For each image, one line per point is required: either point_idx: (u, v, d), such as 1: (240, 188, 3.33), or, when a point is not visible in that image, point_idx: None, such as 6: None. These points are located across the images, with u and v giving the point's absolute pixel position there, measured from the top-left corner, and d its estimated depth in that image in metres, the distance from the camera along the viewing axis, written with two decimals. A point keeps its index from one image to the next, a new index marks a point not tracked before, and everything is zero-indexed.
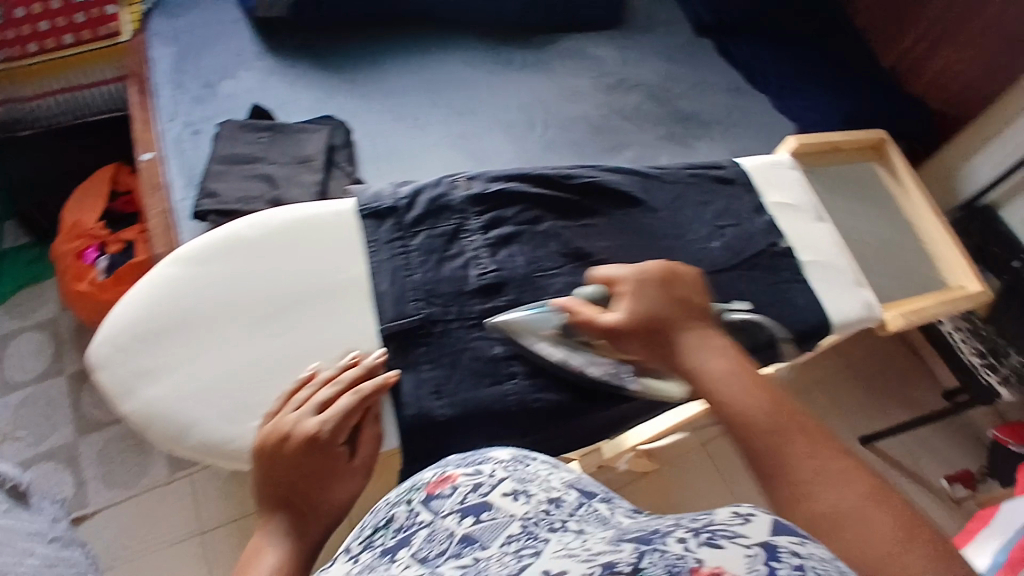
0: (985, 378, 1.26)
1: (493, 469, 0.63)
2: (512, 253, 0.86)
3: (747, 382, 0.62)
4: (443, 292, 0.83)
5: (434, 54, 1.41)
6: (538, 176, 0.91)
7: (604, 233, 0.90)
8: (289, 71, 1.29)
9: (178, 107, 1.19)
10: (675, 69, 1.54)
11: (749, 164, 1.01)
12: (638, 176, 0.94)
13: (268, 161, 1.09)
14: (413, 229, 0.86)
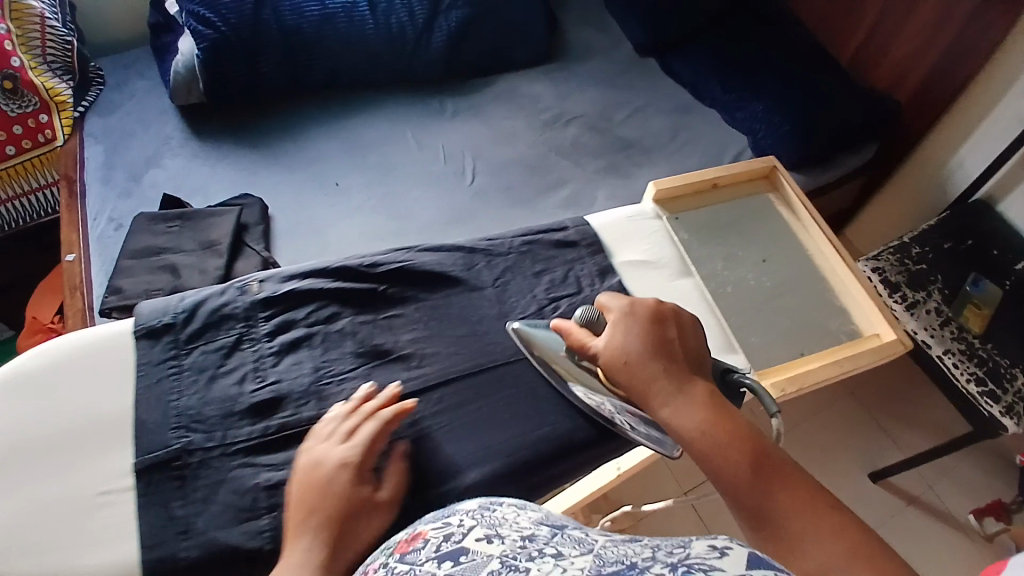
0: (986, 410, 1.07)
1: (461, 516, 0.51)
2: (299, 359, 0.80)
3: (721, 437, 0.60)
4: (206, 416, 0.74)
5: (361, 114, 1.40)
6: (340, 269, 0.86)
7: (413, 323, 0.85)
8: (213, 152, 1.31)
9: (104, 204, 1.22)
10: (614, 96, 1.50)
11: (603, 224, 1.00)
12: (467, 254, 0.92)
13: (175, 251, 1.10)
14: (189, 344, 0.79)
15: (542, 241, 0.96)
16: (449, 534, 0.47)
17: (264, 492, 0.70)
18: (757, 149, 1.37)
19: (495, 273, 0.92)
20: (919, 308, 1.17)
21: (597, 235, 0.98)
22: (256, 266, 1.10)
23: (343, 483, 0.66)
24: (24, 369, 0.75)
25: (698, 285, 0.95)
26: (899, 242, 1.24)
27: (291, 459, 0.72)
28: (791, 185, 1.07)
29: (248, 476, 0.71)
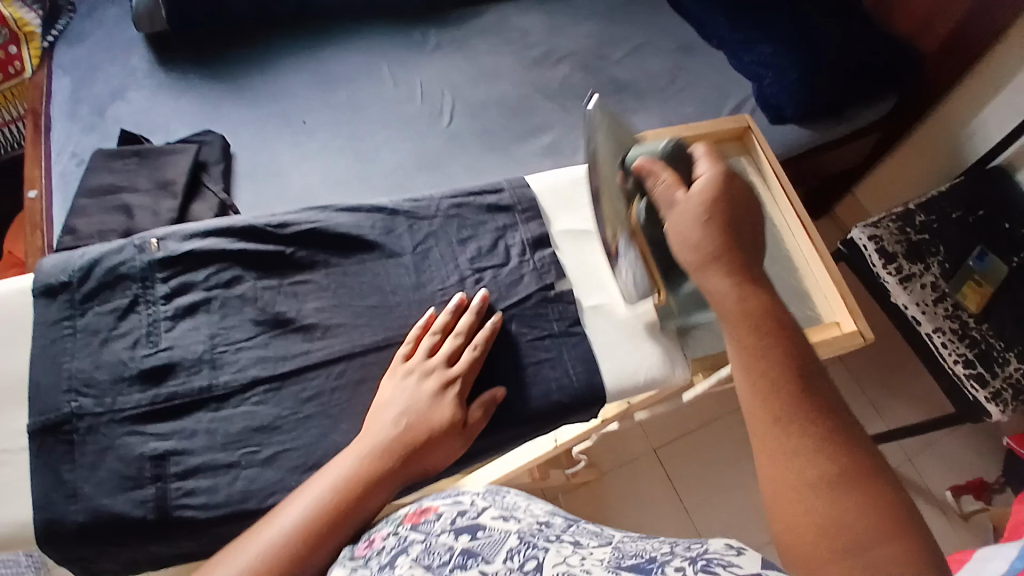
0: (971, 393, 1.11)
1: (473, 497, 0.53)
2: (195, 325, 0.71)
3: (760, 324, 0.55)
4: (98, 381, 0.67)
5: (336, 46, 1.32)
6: (245, 227, 0.75)
7: (320, 291, 0.74)
8: (179, 84, 1.24)
9: (67, 139, 1.18)
10: (612, 31, 1.38)
11: (542, 185, 0.87)
12: (388, 215, 0.80)
13: (130, 189, 1.06)
14: (84, 304, 0.71)
15: (477, 202, 0.83)
16: (463, 512, 0.50)
17: (149, 463, 0.65)
18: (760, 99, 1.25)
19: (417, 238, 0.79)
20: (914, 282, 1.18)
21: (535, 198, 0.85)
22: (212, 209, 1.06)
23: (444, 406, 0.66)
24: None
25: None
26: (904, 210, 1.24)
27: (180, 431, 0.66)
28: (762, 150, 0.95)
29: (136, 445, 0.65)
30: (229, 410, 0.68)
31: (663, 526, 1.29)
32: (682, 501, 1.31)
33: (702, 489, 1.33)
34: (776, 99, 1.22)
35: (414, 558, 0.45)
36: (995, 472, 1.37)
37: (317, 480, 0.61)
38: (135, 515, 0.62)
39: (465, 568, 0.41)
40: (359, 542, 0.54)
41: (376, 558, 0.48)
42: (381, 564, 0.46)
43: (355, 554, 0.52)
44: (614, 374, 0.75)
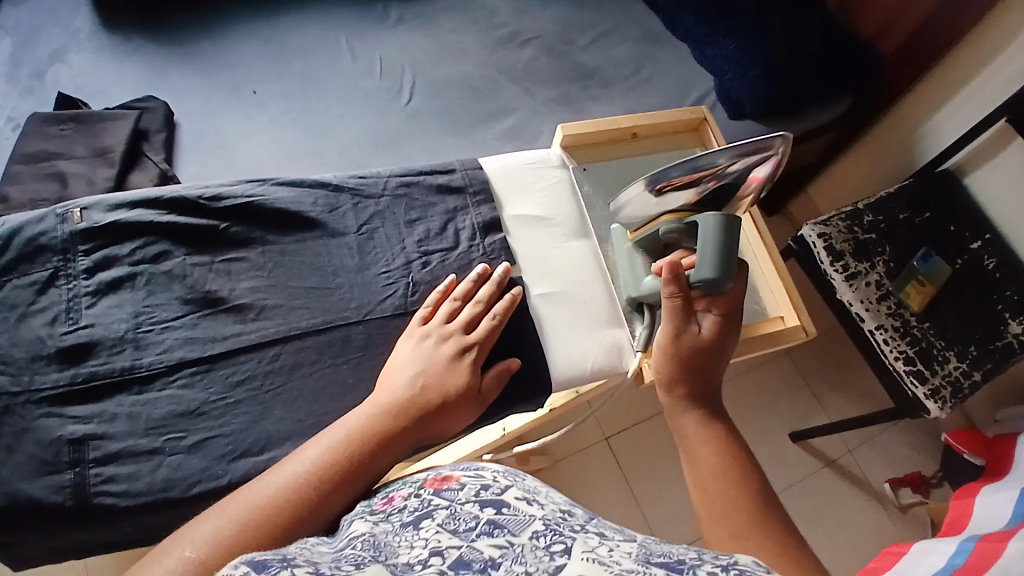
0: (910, 390, 1.17)
1: (494, 473, 0.48)
2: (120, 302, 0.67)
3: (716, 444, 0.56)
4: (13, 358, 0.63)
5: (294, 15, 1.26)
6: (175, 199, 0.71)
7: (257, 269, 0.71)
8: (123, 47, 1.17)
9: (3, 103, 1.10)
10: (580, 16, 1.36)
11: (494, 167, 0.84)
12: (331, 192, 0.77)
13: (65, 156, 0.99)
14: (1, 276, 0.66)
15: (425, 182, 0.80)
16: (486, 485, 0.46)
17: (67, 447, 0.61)
18: (721, 93, 1.24)
19: (362, 217, 0.77)
20: (859, 280, 1.22)
21: (487, 181, 0.82)
22: (154, 179, 1.00)
23: (462, 371, 0.66)
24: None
25: (594, 249, 0.83)
26: (853, 209, 1.27)
27: (100, 413, 0.63)
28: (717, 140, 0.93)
29: (53, 427, 0.61)
30: (152, 393, 0.64)
31: (612, 512, 1.31)
32: (631, 488, 1.33)
33: (651, 477, 1.35)
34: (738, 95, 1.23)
35: (440, 523, 0.42)
36: (931, 465, 1.44)
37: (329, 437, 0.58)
38: (50, 503, 0.59)
39: (491, 538, 0.39)
40: (375, 497, 0.51)
41: (397, 515, 0.45)
42: (404, 524, 0.43)
43: (373, 509, 0.49)
44: (561, 363, 0.76)
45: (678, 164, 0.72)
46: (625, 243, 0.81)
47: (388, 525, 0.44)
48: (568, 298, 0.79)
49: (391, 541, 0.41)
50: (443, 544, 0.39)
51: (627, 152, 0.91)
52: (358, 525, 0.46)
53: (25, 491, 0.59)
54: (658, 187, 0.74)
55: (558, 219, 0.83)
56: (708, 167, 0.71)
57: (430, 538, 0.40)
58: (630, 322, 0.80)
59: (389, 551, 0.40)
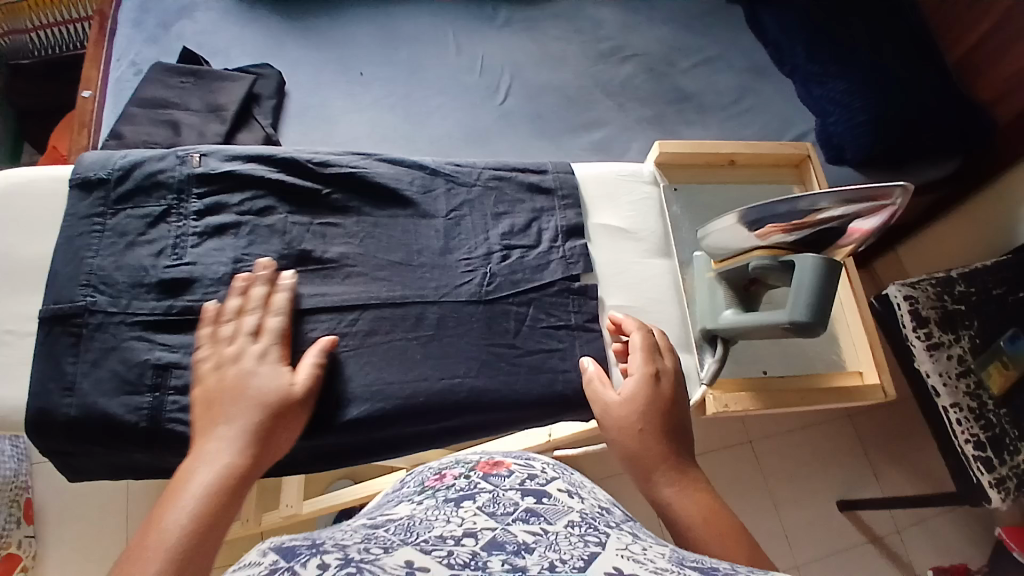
0: (974, 475, 1.09)
1: (543, 464, 0.53)
2: (222, 246, 0.71)
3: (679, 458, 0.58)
4: (115, 281, 0.68)
5: (406, 4, 1.31)
6: (287, 158, 0.75)
7: (348, 236, 0.75)
8: (246, 14, 1.24)
9: (130, 47, 1.19)
10: (683, 38, 1.34)
11: (587, 175, 0.85)
12: (427, 175, 0.80)
13: (182, 108, 1.06)
14: (117, 205, 0.71)
15: (518, 180, 0.82)
16: (533, 476, 0.50)
17: (150, 371, 0.65)
18: (822, 134, 1.22)
19: (452, 203, 0.79)
20: (941, 351, 1.15)
21: (577, 187, 0.83)
22: (257, 140, 1.06)
23: (281, 380, 0.61)
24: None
25: (674, 270, 0.82)
26: (945, 276, 1.20)
27: (187, 343, 0.67)
28: (817, 181, 0.90)
29: (140, 351, 0.66)
30: None
31: None
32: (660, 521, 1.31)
33: None
34: (839, 137, 1.19)
35: (479, 506, 0.45)
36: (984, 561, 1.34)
37: (163, 526, 0.46)
38: (126, 419, 0.63)
39: (525, 523, 0.42)
40: (427, 476, 0.54)
41: (444, 492, 0.48)
42: (447, 500, 0.47)
43: (423, 488, 0.52)
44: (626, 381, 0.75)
45: (776, 205, 0.68)
46: (707, 273, 0.80)
47: (432, 502, 0.47)
48: (642, 315, 0.79)
49: (428, 518, 0.44)
50: (478, 525, 0.42)
51: (721, 179, 0.90)
52: (402, 507, 0.49)
53: (106, 406, 0.63)
54: (752, 222, 0.70)
55: (643, 233, 0.82)
56: (808, 211, 0.67)
57: (467, 518, 0.43)
58: (700, 353, 0.79)
59: (424, 527, 0.43)
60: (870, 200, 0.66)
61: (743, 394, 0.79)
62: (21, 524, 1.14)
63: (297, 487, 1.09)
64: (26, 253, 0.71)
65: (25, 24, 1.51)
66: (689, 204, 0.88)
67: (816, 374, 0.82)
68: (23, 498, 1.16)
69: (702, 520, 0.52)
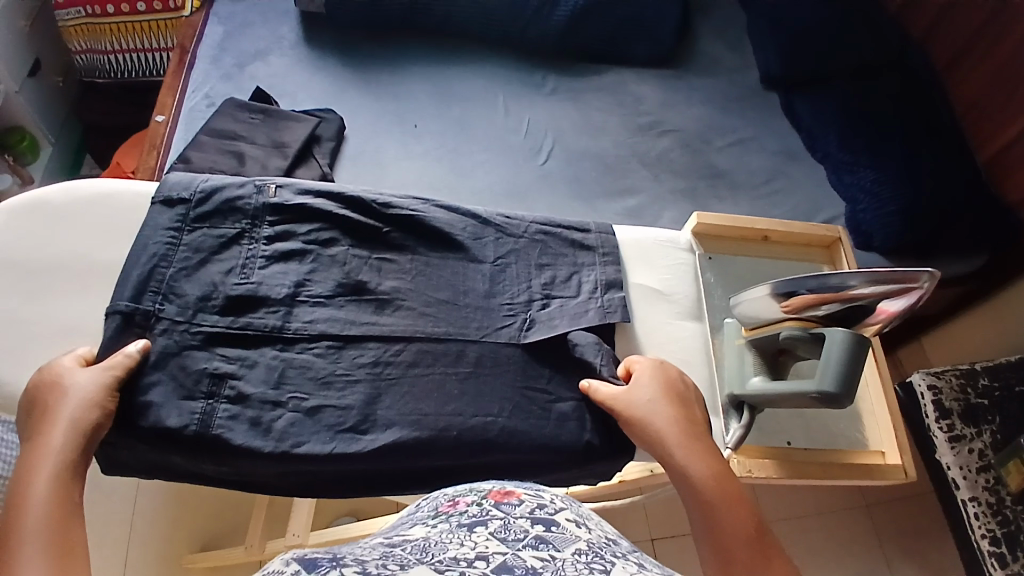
0: (989, 572, 1.08)
1: (551, 496, 0.54)
2: (286, 271, 0.76)
3: (685, 436, 0.69)
4: (184, 295, 0.72)
5: (462, 66, 1.40)
6: (354, 197, 0.81)
7: (402, 272, 0.79)
8: (316, 63, 1.35)
9: (205, 81, 1.29)
10: (721, 119, 1.41)
11: (626, 237, 0.89)
12: (479, 222, 0.84)
13: (248, 141, 1.14)
14: (195, 223, 0.76)
15: (562, 235, 0.87)
16: (542, 504, 0.51)
17: (206, 379, 0.69)
18: (851, 221, 1.26)
19: (500, 251, 0.84)
20: (962, 444, 1.15)
21: (618, 247, 0.87)
22: (314, 177, 1.14)
23: (89, 376, 0.65)
24: (48, 196, 0.78)
25: (704, 334, 0.85)
26: (968, 368, 1.20)
27: (243, 357, 0.70)
28: (847, 264, 0.93)
29: (198, 359, 0.69)
30: (292, 353, 0.72)
31: None
32: None
33: None
34: (868, 225, 1.24)
35: (491, 530, 0.46)
36: None
37: (21, 515, 0.54)
38: (174, 423, 0.66)
39: (535, 550, 0.43)
40: (440, 503, 0.55)
41: (456, 518, 0.50)
42: (459, 525, 0.48)
43: (436, 513, 0.54)
44: None
45: (806, 279, 0.70)
46: (737, 340, 0.82)
47: (445, 525, 0.49)
48: None
49: (443, 539, 0.46)
50: (490, 549, 0.43)
51: (755, 252, 0.94)
52: (417, 529, 0.50)
53: (159, 410, 0.67)
54: (780, 293, 0.73)
55: (678, 297, 0.85)
56: (839, 288, 0.69)
57: (480, 542, 0.44)
58: (725, 417, 0.80)
59: (439, 547, 0.44)
60: (898, 282, 0.68)
61: (766, 461, 0.78)
62: None
63: (304, 517, 1.09)
64: (102, 256, 0.76)
65: (105, 46, 1.58)
66: (723, 273, 0.91)
67: (837, 450, 0.82)
68: None
69: (710, 479, 0.65)
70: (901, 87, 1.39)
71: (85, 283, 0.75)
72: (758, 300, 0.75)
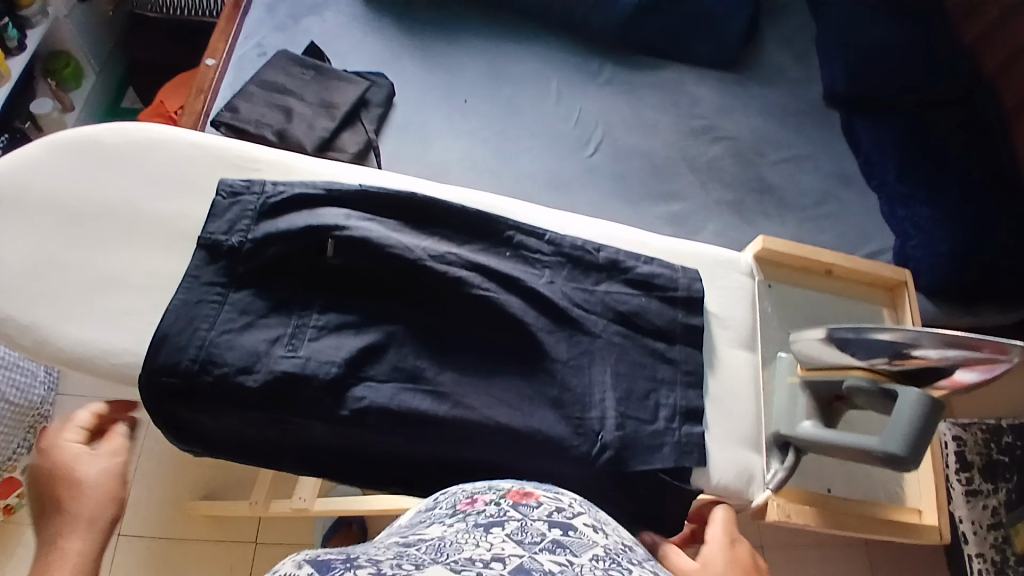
0: None
1: (570, 497, 0.52)
2: (337, 348, 0.69)
3: None
4: (223, 363, 0.66)
5: (516, 46, 1.36)
6: (415, 264, 0.72)
7: (463, 361, 0.72)
8: (371, 23, 1.31)
9: (259, 29, 1.26)
10: (778, 133, 1.37)
11: (685, 252, 0.86)
12: (556, 315, 0.76)
13: (298, 97, 1.12)
14: (243, 283, 0.71)
15: (643, 343, 0.78)
16: (560, 507, 0.49)
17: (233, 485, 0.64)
18: (899, 255, 1.23)
19: (573, 351, 0.75)
20: (976, 499, 1.16)
21: (698, 278, 0.83)
22: (358, 142, 1.12)
23: (103, 459, 0.61)
24: (101, 140, 0.77)
25: (756, 365, 0.82)
26: (995, 424, 1.16)
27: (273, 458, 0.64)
28: (908, 309, 0.90)
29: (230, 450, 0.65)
30: None
31: None
32: None
33: None
34: (915, 264, 1.20)
35: (508, 533, 0.44)
36: None
37: None
38: None
39: (553, 554, 0.42)
40: (458, 498, 0.54)
41: (473, 517, 0.48)
42: (475, 525, 0.46)
43: (453, 510, 0.51)
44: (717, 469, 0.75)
45: (867, 330, 0.68)
46: (790, 377, 0.79)
47: (461, 526, 0.47)
48: (730, 410, 0.78)
49: (458, 541, 0.44)
50: (507, 552, 0.42)
51: (814, 285, 0.91)
52: (433, 528, 0.48)
53: None
54: (846, 346, 0.70)
55: (739, 326, 0.83)
56: (910, 347, 0.67)
57: (496, 544, 0.43)
58: (767, 455, 0.78)
59: (454, 548, 0.42)
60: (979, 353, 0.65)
61: (806, 508, 0.77)
62: (32, 450, 1.24)
63: (312, 482, 1.09)
64: (152, 205, 0.75)
65: None
66: (781, 302, 0.89)
67: (870, 500, 0.80)
68: (41, 426, 1.26)
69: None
70: (966, 125, 1.35)
71: (131, 229, 0.73)
72: (814, 345, 0.73)
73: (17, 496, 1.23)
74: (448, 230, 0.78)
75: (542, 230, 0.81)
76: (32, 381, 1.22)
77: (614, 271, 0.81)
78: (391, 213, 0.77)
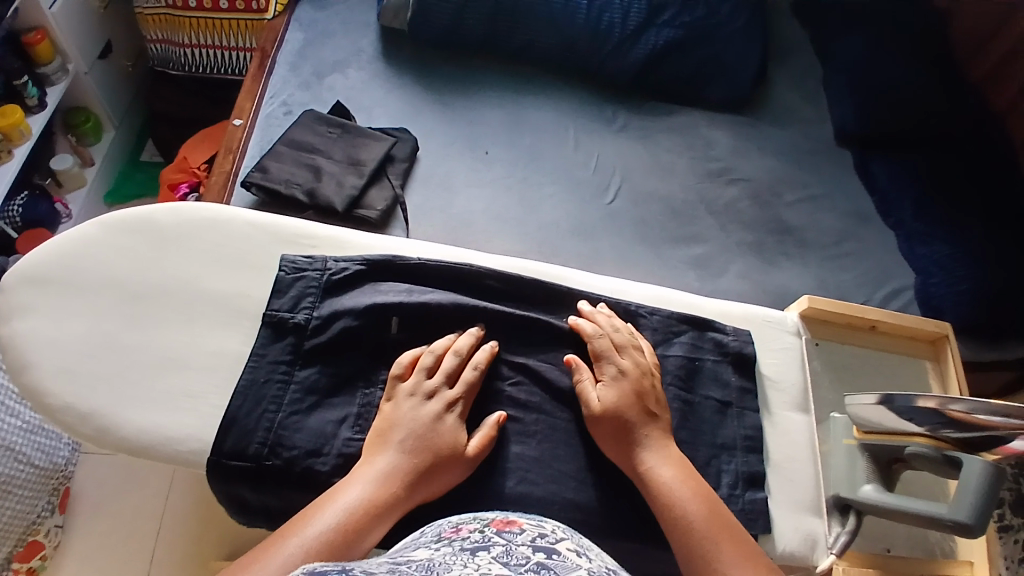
0: None
1: (553, 526, 0.55)
2: None
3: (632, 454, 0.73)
4: (293, 446, 0.73)
5: (533, 95, 1.39)
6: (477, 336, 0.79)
7: (525, 433, 0.76)
8: (393, 79, 1.35)
9: (284, 88, 1.29)
10: (792, 172, 1.38)
11: (734, 313, 0.89)
12: None
13: (326, 155, 1.15)
14: (305, 359, 0.77)
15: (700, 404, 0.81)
16: (544, 533, 0.52)
17: None
18: (921, 292, 1.24)
19: None
20: None
21: (751, 339, 0.87)
22: (386, 198, 1.14)
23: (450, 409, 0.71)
24: (158, 220, 0.84)
25: (812, 427, 0.85)
26: None
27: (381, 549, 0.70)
28: (952, 361, 0.97)
29: None
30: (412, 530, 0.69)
31: None
32: None
33: None
34: (939, 301, 1.21)
35: (494, 555, 0.46)
36: None
37: (327, 511, 0.62)
38: None
39: None
40: (444, 529, 0.56)
41: (459, 542, 0.50)
42: (462, 548, 0.48)
43: (439, 538, 0.54)
44: (784, 538, 0.77)
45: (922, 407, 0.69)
46: (846, 439, 0.85)
47: (448, 549, 0.49)
48: (793, 476, 0.81)
49: (447, 561, 0.45)
50: (492, 570, 0.43)
51: (859, 342, 0.98)
52: (420, 551, 0.50)
53: None
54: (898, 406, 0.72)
55: (793, 388, 0.86)
56: (976, 425, 0.68)
57: (483, 564, 0.44)
58: (828, 518, 0.82)
59: (443, 567, 0.44)
60: None
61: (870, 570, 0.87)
62: (55, 512, 1.23)
63: None
64: (209, 282, 0.81)
65: (182, 39, 1.57)
66: (826, 360, 0.97)
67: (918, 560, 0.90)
68: (64, 487, 1.25)
69: (695, 500, 0.69)
70: (978, 163, 1.38)
71: (196, 310, 0.79)
72: (869, 411, 0.76)
73: (39, 560, 1.21)
74: (504, 299, 0.84)
75: (597, 296, 0.85)
76: (56, 444, 1.21)
77: (665, 335, 0.84)
78: (453, 285, 0.84)
